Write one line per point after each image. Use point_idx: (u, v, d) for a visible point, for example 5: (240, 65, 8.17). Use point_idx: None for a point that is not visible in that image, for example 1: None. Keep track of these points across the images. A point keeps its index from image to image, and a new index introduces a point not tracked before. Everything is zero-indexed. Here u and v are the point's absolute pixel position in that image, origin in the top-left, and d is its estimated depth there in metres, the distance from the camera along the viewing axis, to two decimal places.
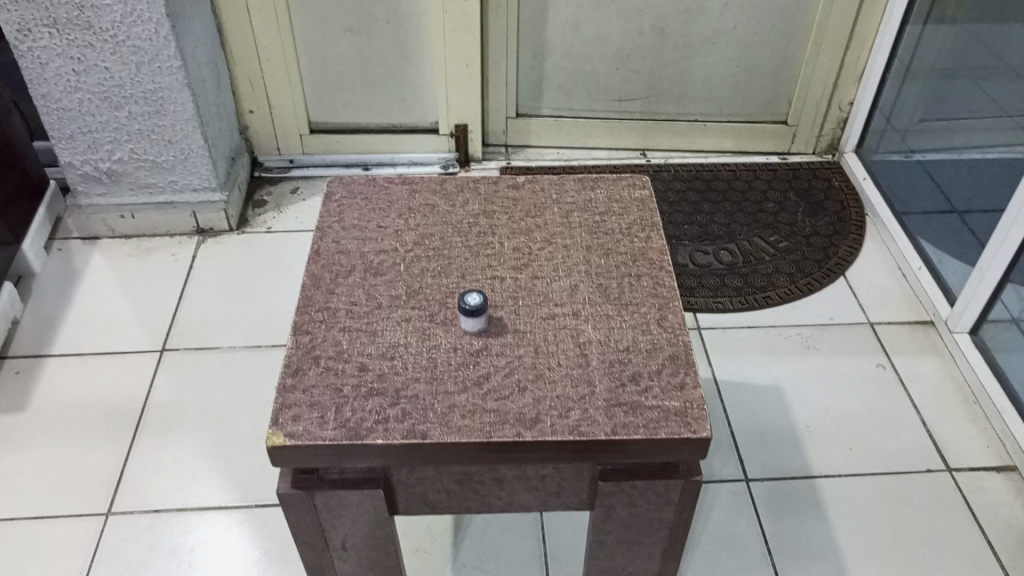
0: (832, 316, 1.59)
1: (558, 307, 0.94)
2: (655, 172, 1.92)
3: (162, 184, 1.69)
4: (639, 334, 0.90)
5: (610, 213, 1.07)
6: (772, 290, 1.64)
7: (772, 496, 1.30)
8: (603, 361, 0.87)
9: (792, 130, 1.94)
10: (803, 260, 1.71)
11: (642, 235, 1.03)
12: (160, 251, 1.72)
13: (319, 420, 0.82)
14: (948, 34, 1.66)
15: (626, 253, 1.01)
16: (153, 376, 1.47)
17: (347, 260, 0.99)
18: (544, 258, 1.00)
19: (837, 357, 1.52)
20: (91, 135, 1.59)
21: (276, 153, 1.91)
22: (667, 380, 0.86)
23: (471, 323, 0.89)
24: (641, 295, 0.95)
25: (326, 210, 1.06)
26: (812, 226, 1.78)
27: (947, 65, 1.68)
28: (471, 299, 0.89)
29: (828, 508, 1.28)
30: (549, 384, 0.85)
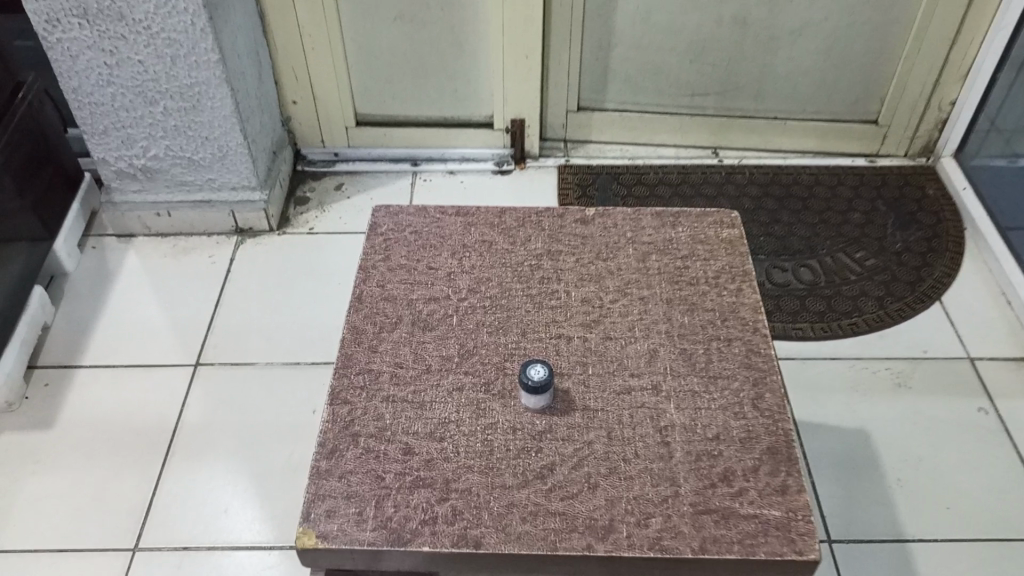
0: (927, 349, 1.43)
1: (634, 377, 0.81)
2: (729, 174, 1.75)
3: (200, 182, 1.58)
4: (731, 419, 0.77)
5: (694, 257, 0.93)
6: (858, 317, 1.47)
7: (859, 562, 1.16)
8: (688, 453, 0.75)
9: (883, 131, 1.76)
10: (893, 281, 1.53)
11: (732, 287, 0.89)
12: (197, 251, 1.62)
13: (358, 517, 0.71)
14: None
15: (713, 310, 0.87)
16: (187, 392, 1.38)
17: (392, 309, 0.87)
18: (618, 313, 0.87)
19: (931, 398, 1.36)
20: (125, 131, 1.48)
21: (321, 145, 1.79)
22: (765, 481, 0.73)
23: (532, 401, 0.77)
24: (732, 366, 0.81)
25: (371, 246, 0.95)
26: (904, 242, 1.60)
27: None
28: (534, 374, 0.77)
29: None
30: (625, 481, 0.73)
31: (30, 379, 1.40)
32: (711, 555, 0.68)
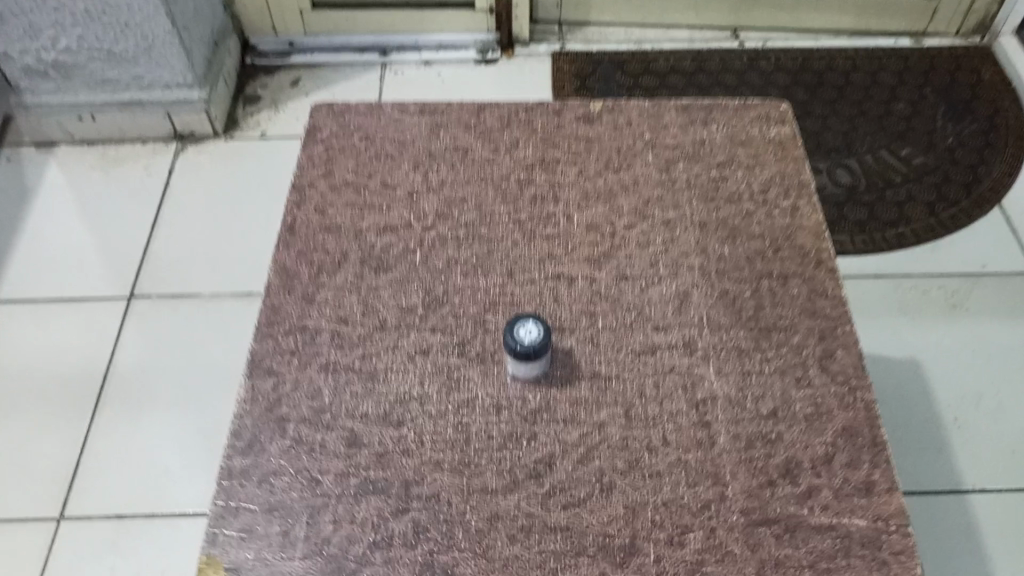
0: (985, 263, 1.22)
1: (659, 332, 0.60)
2: (752, 59, 1.50)
3: (125, 79, 1.32)
4: (792, 388, 0.57)
5: (733, 165, 0.71)
6: (906, 227, 1.25)
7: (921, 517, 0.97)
8: (735, 439, 0.55)
9: (933, 5, 1.49)
10: (945, 183, 1.30)
11: (785, 205, 0.67)
12: (130, 161, 1.38)
13: (283, 540, 0.51)
14: None
15: (762, 236, 0.65)
16: (119, 331, 1.16)
17: (334, 243, 0.66)
18: (636, 242, 0.65)
19: (991, 323, 1.15)
20: (25, 17, 1.22)
21: (272, 33, 1.52)
22: (842, 476, 0.53)
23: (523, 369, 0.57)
24: (791, 314, 0.61)
25: (308, 159, 0.72)
26: (958, 136, 1.36)
27: None
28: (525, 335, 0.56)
29: (999, 537, 0.96)
30: (651, 481, 0.53)
31: None
32: None
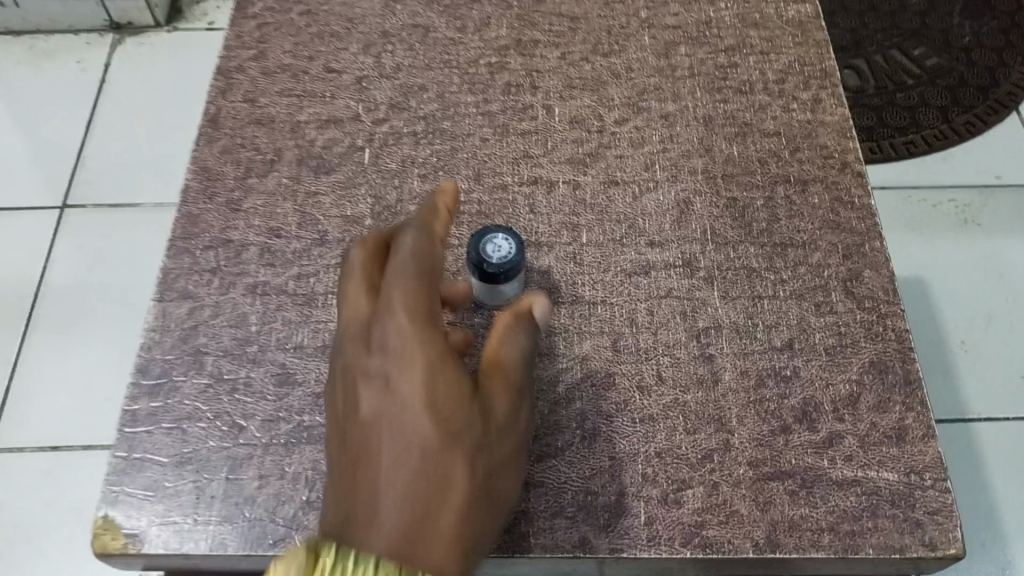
0: (1000, 174, 1.12)
1: (654, 249, 0.50)
2: None
3: None
4: (811, 315, 0.48)
5: (744, 50, 0.59)
6: (916, 134, 1.14)
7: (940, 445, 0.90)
8: (743, 376, 0.46)
9: None
10: (961, 86, 1.19)
11: (805, 98, 0.57)
12: (62, 54, 1.23)
13: (197, 498, 0.42)
14: None
15: (777, 135, 0.55)
16: (52, 244, 1.04)
17: (266, 140, 0.55)
18: (628, 141, 0.55)
19: (1006, 239, 1.06)
20: None
21: None
22: (869, 422, 0.44)
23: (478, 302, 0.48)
24: (811, 227, 0.51)
25: (237, 38, 0.60)
26: (976, 34, 1.24)
27: None
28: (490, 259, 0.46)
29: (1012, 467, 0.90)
30: (642, 428, 0.44)
31: None
32: (787, 555, 0.41)
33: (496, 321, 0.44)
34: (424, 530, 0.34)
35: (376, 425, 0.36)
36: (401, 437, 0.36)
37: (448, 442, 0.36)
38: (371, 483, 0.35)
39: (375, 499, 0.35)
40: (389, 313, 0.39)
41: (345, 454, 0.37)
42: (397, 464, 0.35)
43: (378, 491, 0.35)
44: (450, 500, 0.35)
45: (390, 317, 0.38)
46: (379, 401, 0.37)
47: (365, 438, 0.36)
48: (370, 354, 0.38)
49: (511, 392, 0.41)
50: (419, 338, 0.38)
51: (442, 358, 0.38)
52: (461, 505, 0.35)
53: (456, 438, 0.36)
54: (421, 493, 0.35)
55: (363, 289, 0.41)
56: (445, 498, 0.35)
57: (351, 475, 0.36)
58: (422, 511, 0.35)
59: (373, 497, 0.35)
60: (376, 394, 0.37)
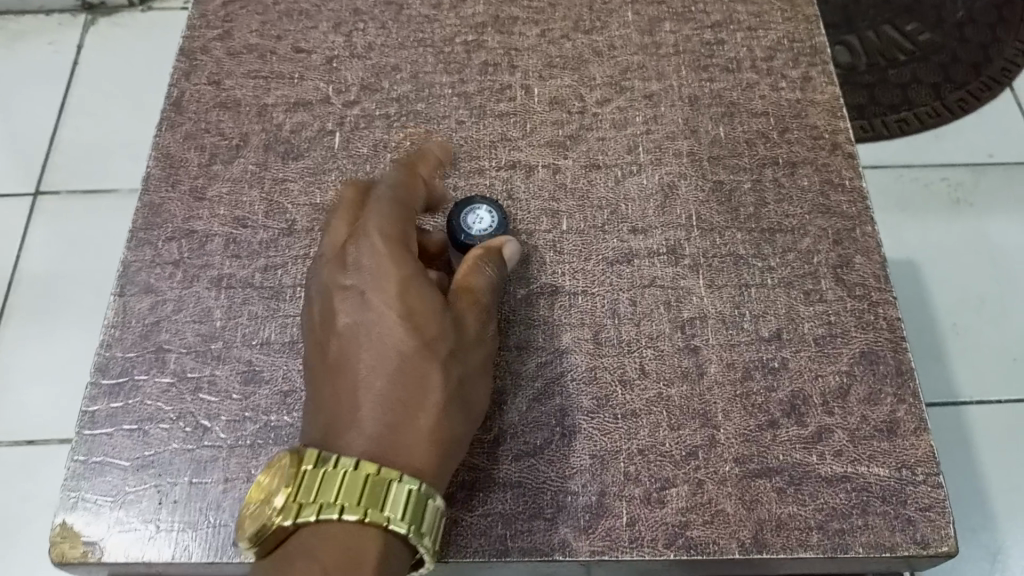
0: (992, 152, 1.10)
1: (637, 236, 0.48)
2: None
3: None
4: (800, 305, 0.46)
5: (732, 26, 0.57)
6: (909, 111, 1.12)
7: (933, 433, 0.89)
8: (729, 368, 0.44)
9: None
10: (954, 62, 1.16)
11: (794, 75, 0.55)
12: (33, 35, 1.20)
13: (160, 503, 0.40)
14: None
15: (765, 115, 0.53)
16: (25, 232, 1.02)
17: (231, 124, 0.52)
18: (610, 122, 0.53)
19: (998, 218, 1.05)
20: None
21: None
22: (860, 415, 0.43)
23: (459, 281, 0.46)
24: (800, 212, 0.49)
25: (200, 16, 0.58)
26: (970, 8, 1.22)
27: None
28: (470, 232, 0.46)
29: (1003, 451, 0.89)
30: (623, 424, 0.42)
31: None
32: (774, 555, 0.39)
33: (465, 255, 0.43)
34: (401, 431, 0.37)
35: (354, 337, 0.39)
36: (379, 349, 0.38)
37: (424, 351, 0.38)
38: (351, 388, 0.38)
39: (355, 404, 0.37)
40: (367, 237, 0.41)
41: (327, 367, 0.39)
42: (375, 371, 0.38)
43: (359, 397, 0.37)
44: (426, 404, 0.38)
45: (367, 240, 0.41)
46: (358, 317, 0.40)
47: (344, 352, 0.39)
48: (350, 273, 0.41)
49: (481, 313, 0.41)
50: (397, 258, 0.40)
51: (416, 277, 0.40)
52: (438, 410, 0.38)
53: (433, 347, 0.39)
54: (398, 396, 0.37)
55: (345, 224, 0.43)
56: (422, 401, 0.38)
57: (333, 383, 0.39)
58: (399, 414, 0.37)
59: (353, 402, 0.37)
60: (356, 310, 0.40)
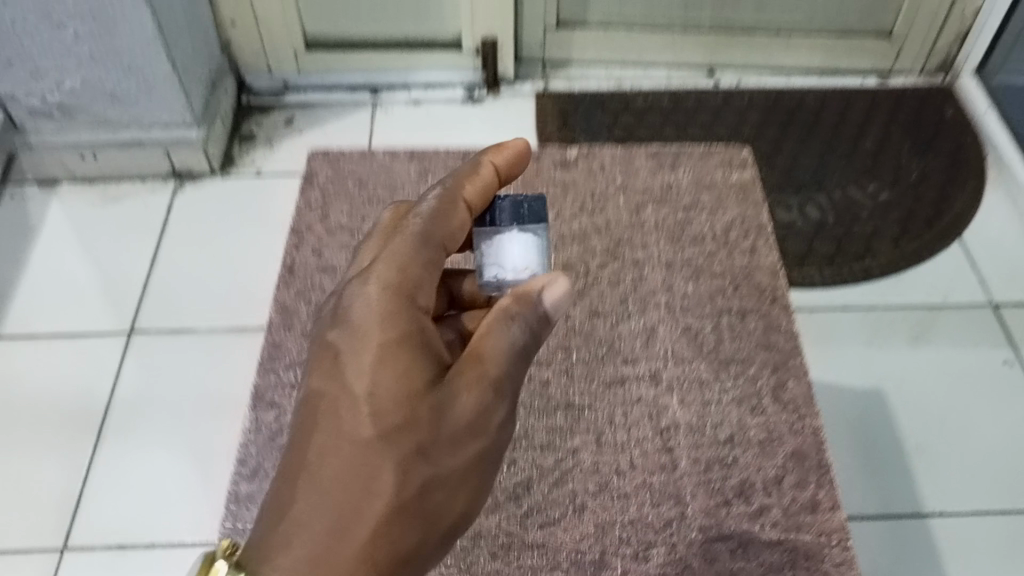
0: (947, 295, 1.27)
1: (628, 365, 0.66)
2: (727, 97, 1.57)
3: (125, 120, 1.38)
4: (747, 416, 0.62)
5: (698, 209, 0.77)
6: (873, 259, 1.31)
7: (894, 538, 1.03)
8: (695, 463, 0.60)
9: (897, 45, 1.56)
10: (910, 217, 1.36)
11: (745, 246, 0.74)
12: (130, 198, 1.43)
13: None
14: None
15: (722, 275, 0.71)
16: (119, 366, 1.20)
17: (330, 284, 0.72)
18: (607, 281, 0.71)
19: (953, 351, 1.21)
20: (32, 61, 1.27)
21: (267, 72, 1.58)
22: (790, 496, 0.58)
23: (488, 239, 0.60)
24: (747, 348, 0.66)
25: (305, 202, 0.78)
26: (921, 172, 1.43)
27: None
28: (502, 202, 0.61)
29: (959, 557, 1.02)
30: (618, 502, 0.58)
31: None
32: None
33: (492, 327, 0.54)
34: (350, 521, 0.48)
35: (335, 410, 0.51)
36: (343, 439, 0.50)
37: (380, 452, 0.49)
38: (313, 472, 0.49)
39: (312, 487, 0.49)
40: (368, 290, 0.53)
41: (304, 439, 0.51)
42: (342, 446, 0.50)
43: (318, 485, 0.49)
44: (377, 498, 0.49)
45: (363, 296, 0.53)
46: (333, 401, 0.51)
47: (317, 432, 0.51)
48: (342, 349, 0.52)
49: (477, 385, 0.52)
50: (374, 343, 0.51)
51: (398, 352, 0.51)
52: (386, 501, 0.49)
53: (392, 445, 0.49)
54: (352, 486, 0.49)
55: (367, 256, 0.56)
56: (373, 494, 0.49)
57: (307, 451, 0.50)
58: (347, 504, 0.48)
59: (308, 488, 0.49)
60: (333, 392, 0.51)
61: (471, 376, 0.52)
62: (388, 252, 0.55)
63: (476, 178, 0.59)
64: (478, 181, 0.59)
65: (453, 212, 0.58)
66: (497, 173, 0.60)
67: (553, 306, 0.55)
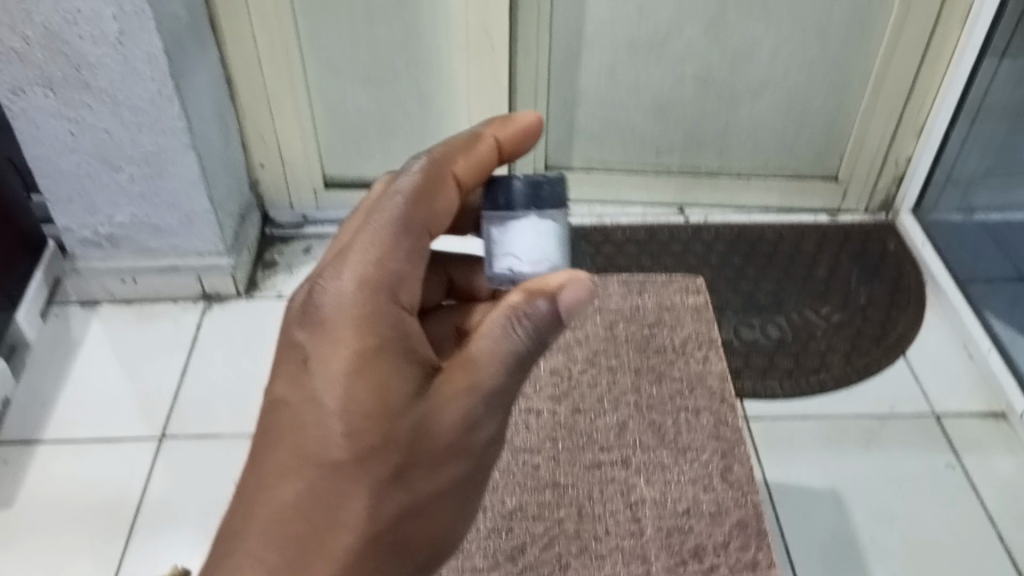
0: (894, 405, 1.42)
1: (603, 452, 0.81)
2: (696, 231, 1.77)
3: (165, 248, 1.56)
4: (701, 493, 0.77)
5: (660, 325, 0.95)
6: (827, 373, 1.47)
7: None
8: (658, 530, 0.74)
9: (843, 187, 1.78)
10: (859, 336, 1.54)
11: (699, 355, 0.90)
12: (162, 318, 1.59)
13: None
14: None
15: (681, 379, 0.88)
16: (150, 467, 1.33)
17: None
18: (586, 383, 0.89)
19: (901, 455, 1.35)
20: (89, 198, 1.46)
21: (288, 208, 1.78)
22: (735, 557, 0.72)
23: (497, 223, 0.68)
24: (701, 439, 0.82)
25: None
26: (868, 296, 1.62)
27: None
28: (517, 181, 0.69)
29: None
30: (596, 561, 0.73)
31: None
32: None
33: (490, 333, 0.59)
34: (314, 547, 0.56)
35: (303, 425, 0.57)
36: (315, 462, 0.56)
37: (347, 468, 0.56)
38: (282, 486, 0.56)
39: (274, 509, 0.56)
40: (340, 291, 0.58)
41: (271, 452, 0.58)
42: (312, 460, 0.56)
43: (285, 494, 0.56)
44: (343, 522, 0.56)
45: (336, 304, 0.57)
46: (300, 422, 0.57)
47: (284, 445, 0.57)
48: (312, 359, 0.58)
49: (459, 395, 0.59)
50: (353, 361, 0.57)
51: (369, 370, 0.56)
52: (354, 524, 0.57)
53: (366, 471, 0.57)
54: (321, 509, 0.56)
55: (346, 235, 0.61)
56: (340, 512, 0.56)
57: (279, 459, 0.57)
58: (314, 530, 0.56)
59: (275, 503, 0.56)
60: (301, 406, 0.57)
61: (465, 376, 0.59)
62: (364, 241, 0.59)
63: (470, 153, 0.66)
64: (473, 155, 0.66)
65: (445, 184, 0.64)
66: (493, 151, 0.68)
67: (559, 314, 0.59)
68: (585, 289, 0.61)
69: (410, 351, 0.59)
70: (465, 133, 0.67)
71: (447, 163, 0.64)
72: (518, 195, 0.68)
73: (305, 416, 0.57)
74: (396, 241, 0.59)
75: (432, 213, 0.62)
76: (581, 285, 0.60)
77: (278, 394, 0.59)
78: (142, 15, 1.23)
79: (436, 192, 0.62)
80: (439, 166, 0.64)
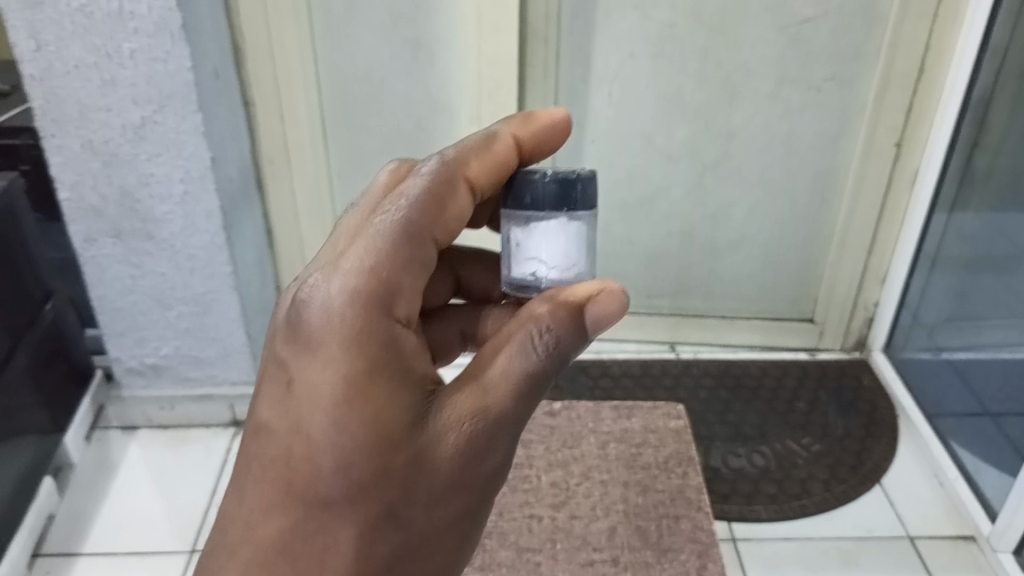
0: (871, 528, 1.54)
1: (597, 551, 1.06)
2: (685, 366, 1.93)
3: (203, 378, 1.72)
4: None
5: (646, 445, 1.24)
6: (808, 498, 1.59)
7: None
8: None
9: (819, 327, 1.96)
10: (837, 465, 1.66)
11: (679, 470, 1.19)
12: (195, 442, 1.74)
13: None
14: (971, 227, 1.65)
15: (663, 490, 1.15)
16: None
17: None
18: (582, 494, 1.15)
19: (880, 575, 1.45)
20: (140, 332, 1.64)
21: None
22: None
23: (524, 220, 0.80)
24: (680, 540, 1.08)
25: None
26: (845, 428, 1.76)
27: (974, 253, 1.65)
28: (548, 179, 0.79)
29: None
30: None
31: (31, 569, 1.45)
32: None
33: (500, 361, 0.73)
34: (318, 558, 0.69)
35: (305, 452, 0.69)
36: (312, 489, 0.69)
37: (345, 491, 0.69)
38: (292, 504, 0.70)
39: (286, 526, 0.70)
40: (337, 323, 0.69)
41: (275, 477, 0.70)
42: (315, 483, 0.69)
43: (294, 512, 0.70)
44: (342, 537, 0.69)
45: (332, 337, 0.69)
46: (302, 450, 0.69)
47: (289, 469, 0.70)
48: (303, 386, 0.69)
49: (456, 421, 0.71)
50: (343, 391, 0.68)
51: (363, 401, 0.68)
52: (342, 556, 0.69)
53: (354, 505, 0.69)
54: (317, 532, 0.70)
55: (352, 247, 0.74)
56: (338, 528, 0.69)
57: (285, 482, 0.70)
58: (317, 543, 0.70)
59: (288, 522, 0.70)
60: (300, 435, 0.69)
61: (472, 401, 0.72)
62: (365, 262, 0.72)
63: (482, 157, 0.82)
64: (482, 159, 0.82)
65: (456, 193, 0.80)
66: (505, 150, 0.84)
67: (552, 345, 0.73)
68: (604, 309, 0.76)
69: (402, 380, 0.70)
70: (478, 138, 0.83)
71: (456, 172, 0.80)
72: (549, 194, 0.79)
73: (294, 452, 0.69)
74: (395, 267, 0.72)
75: (438, 224, 0.77)
76: (616, 294, 0.76)
77: (280, 421, 0.71)
78: (205, 178, 1.45)
79: (446, 202, 0.78)
80: (448, 174, 0.80)
